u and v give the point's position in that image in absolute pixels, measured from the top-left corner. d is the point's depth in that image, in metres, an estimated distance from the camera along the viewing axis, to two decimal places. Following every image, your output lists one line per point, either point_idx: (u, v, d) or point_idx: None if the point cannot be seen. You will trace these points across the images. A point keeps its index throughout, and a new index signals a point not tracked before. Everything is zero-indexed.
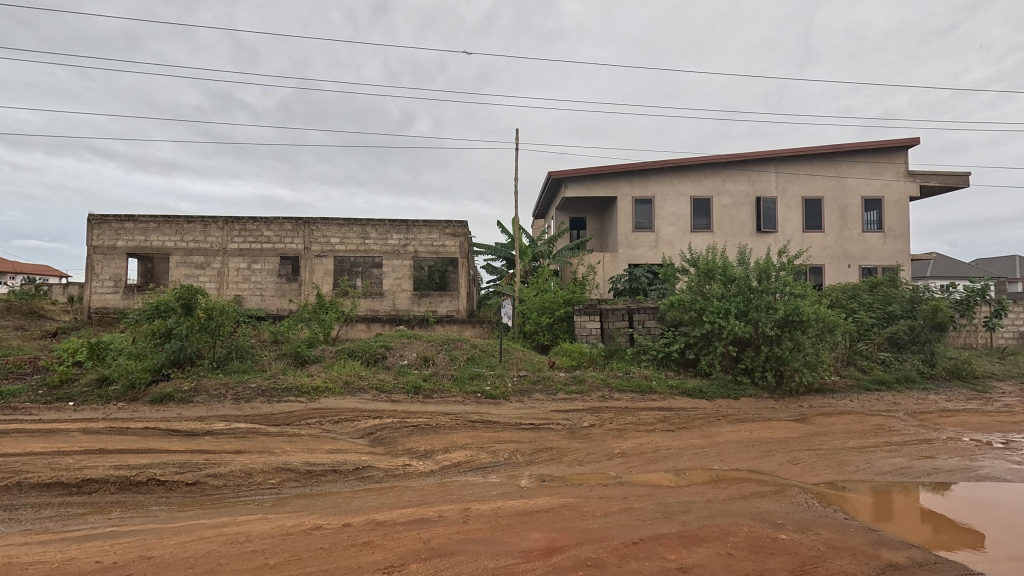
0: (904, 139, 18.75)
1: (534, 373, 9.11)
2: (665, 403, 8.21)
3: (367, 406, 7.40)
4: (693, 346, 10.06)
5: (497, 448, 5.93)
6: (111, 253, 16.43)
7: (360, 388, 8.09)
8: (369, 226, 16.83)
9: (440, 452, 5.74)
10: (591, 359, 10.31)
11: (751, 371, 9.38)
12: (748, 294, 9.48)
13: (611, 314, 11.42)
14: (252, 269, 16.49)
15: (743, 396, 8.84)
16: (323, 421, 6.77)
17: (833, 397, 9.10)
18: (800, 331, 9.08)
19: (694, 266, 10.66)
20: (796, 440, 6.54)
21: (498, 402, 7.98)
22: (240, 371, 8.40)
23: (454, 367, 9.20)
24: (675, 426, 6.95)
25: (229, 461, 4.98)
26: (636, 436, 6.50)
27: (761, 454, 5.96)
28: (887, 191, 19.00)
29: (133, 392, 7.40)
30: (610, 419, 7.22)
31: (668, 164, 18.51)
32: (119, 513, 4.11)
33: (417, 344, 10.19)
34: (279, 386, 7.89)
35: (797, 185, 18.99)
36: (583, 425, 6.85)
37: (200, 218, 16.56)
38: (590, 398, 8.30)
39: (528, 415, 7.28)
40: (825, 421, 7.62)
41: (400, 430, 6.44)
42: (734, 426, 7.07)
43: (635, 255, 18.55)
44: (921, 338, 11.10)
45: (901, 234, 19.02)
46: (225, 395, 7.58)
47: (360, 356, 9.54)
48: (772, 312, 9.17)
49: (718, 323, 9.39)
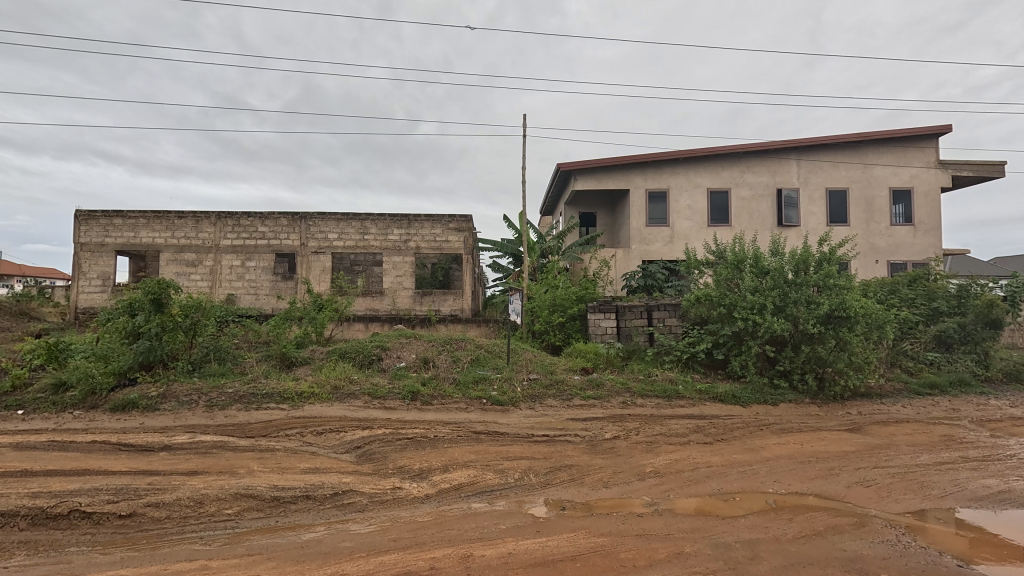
0: (934, 126, 17.67)
1: (546, 377, 8.14)
2: (695, 409, 7.24)
3: (357, 415, 6.49)
4: (722, 347, 9.07)
5: (506, 466, 4.98)
6: (98, 250, 15.67)
7: (350, 394, 7.16)
8: (369, 221, 15.96)
9: (437, 472, 4.80)
10: (608, 361, 9.35)
11: (788, 374, 8.40)
12: (785, 288, 8.48)
13: (627, 312, 10.46)
14: (245, 267, 15.66)
15: (782, 402, 7.84)
16: (305, 433, 5.87)
17: (882, 403, 8.09)
18: (846, 328, 8.08)
19: (721, 257, 9.66)
20: (857, 455, 5.55)
21: (506, 409, 7.03)
22: (217, 375, 7.50)
23: (457, 370, 8.27)
24: (712, 438, 5.97)
25: (179, 486, 4.08)
26: (669, 450, 5.56)
27: (822, 473, 4.98)
28: (916, 181, 17.91)
29: (93, 399, 6.55)
30: (636, 429, 6.26)
31: (683, 154, 17.53)
32: (23, 558, 3.24)
33: (416, 345, 9.27)
34: (259, 391, 7.00)
35: (821, 176, 17.94)
36: (606, 437, 5.89)
37: (192, 213, 15.76)
38: (611, 404, 7.34)
39: (540, 424, 6.34)
40: (883, 431, 6.62)
41: (392, 444, 5.51)
42: (780, 438, 6.06)
43: (649, 251, 17.59)
44: (974, 337, 10.01)
45: (932, 228, 17.91)
46: (196, 401, 6.70)
47: (352, 357, 8.63)
48: (814, 307, 8.15)
49: (752, 319, 8.39)
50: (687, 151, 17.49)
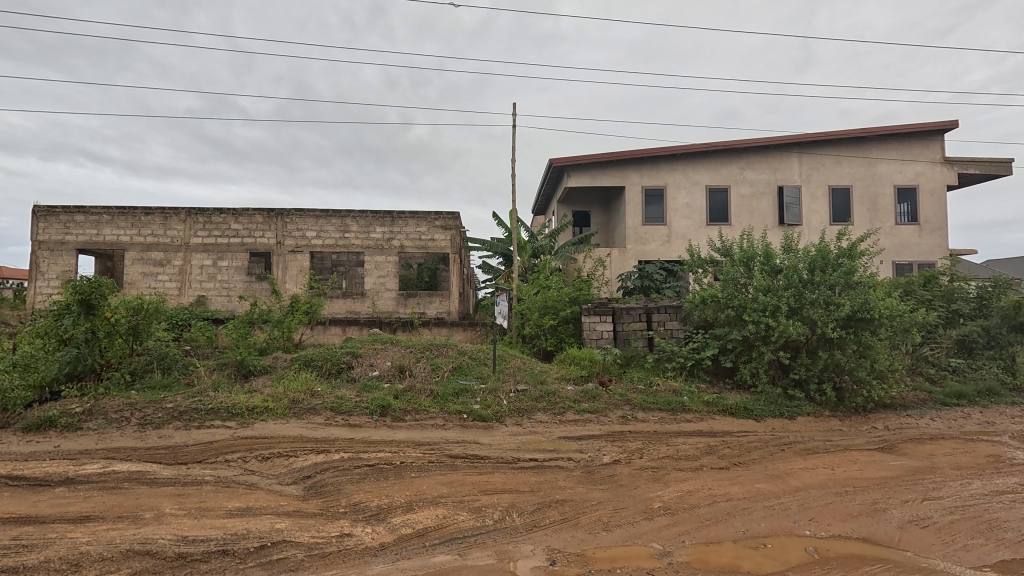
0: (940, 122, 17.02)
1: (536, 389, 7.23)
2: (705, 426, 6.38)
3: (314, 435, 5.57)
4: (730, 353, 8.22)
5: (483, 504, 4.07)
6: (58, 248, 14.62)
7: (310, 409, 6.23)
8: (350, 218, 15.02)
9: (399, 512, 3.89)
10: (605, 369, 8.47)
11: (803, 384, 7.58)
12: (800, 288, 7.64)
13: (625, 315, 9.61)
14: (217, 266, 14.67)
15: (799, 415, 6.99)
16: (248, 459, 4.97)
17: (908, 416, 7.28)
18: (869, 332, 7.25)
19: (726, 255, 8.83)
20: (900, 483, 4.70)
21: (490, 426, 6.12)
22: (158, 387, 6.55)
23: (436, 380, 7.35)
24: (728, 462, 5.11)
25: (53, 542, 3.17)
26: (679, 478, 4.68)
27: (868, 509, 4.12)
28: (921, 179, 17.25)
29: (4, 417, 5.60)
30: (639, 451, 5.39)
31: (681, 149, 16.74)
32: None
33: (392, 351, 8.35)
34: (203, 406, 6.05)
35: (823, 173, 17.23)
36: (604, 462, 5.01)
37: (160, 210, 14.74)
38: (609, 419, 6.47)
39: (528, 445, 5.46)
40: (920, 450, 5.79)
41: (349, 473, 4.59)
42: (808, 462, 5.19)
43: (646, 251, 16.82)
44: (1000, 342, 9.22)
45: (938, 227, 17.23)
46: (128, 418, 5.76)
47: (319, 366, 7.68)
48: (833, 308, 7.33)
49: (764, 323, 7.56)
50: (685, 147, 16.71)
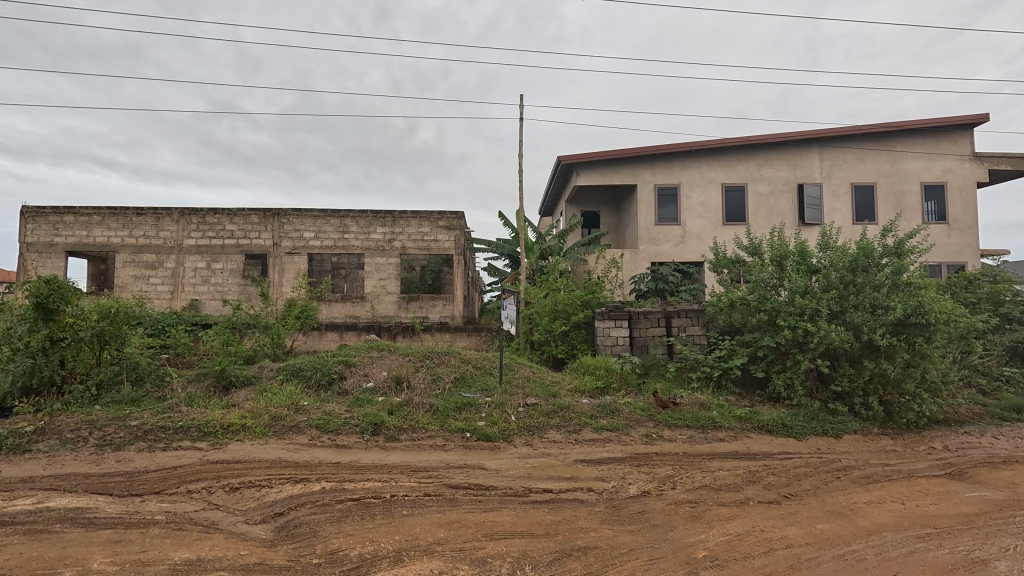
0: (968, 116, 16.18)
1: (548, 402, 6.47)
2: (741, 447, 5.61)
3: (295, 459, 4.84)
4: (761, 362, 7.43)
5: (488, 553, 3.32)
6: (46, 250, 14.04)
7: (293, 427, 5.50)
8: (349, 218, 14.35)
9: (382, 565, 3.14)
10: (622, 380, 7.69)
11: (845, 397, 6.79)
12: (842, 289, 6.84)
13: (642, 319, 8.85)
14: (211, 269, 14.04)
15: (845, 433, 6.18)
16: (215, 489, 4.24)
17: (967, 434, 6.45)
18: (923, 339, 6.43)
19: (755, 254, 8.04)
20: (991, 524, 3.90)
21: (497, 447, 5.36)
22: (125, 402, 5.85)
23: (436, 393, 6.59)
24: (778, 494, 4.33)
25: None
26: (723, 516, 3.90)
27: (964, 562, 3.32)
28: (950, 176, 16.36)
29: None
30: (671, 479, 4.61)
31: (696, 146, 15.96)
32: None
33: (389, 360, 7.61)
34: (171, 425, 5.34)
35: (845, 170, 16.40)
36: (631, 495, 4.24)
37: (152, 210, 14.13)
38: (631, 438, 5.70)
39: (542, 472, 4.71)
40: (996, 478, 4.99)
41: (328, 511, 3.84)
42: (871, 494, 4.41)
43: (659, 252, 16.05)
44: None
45: (968, 227, 16.33)
46: (85, 439, 5.06)
47: (308, 376, 6.97)
48: (881, 312, 6.53)
49: (801, 328, 6.75)
50: (700, 143, 15.92)
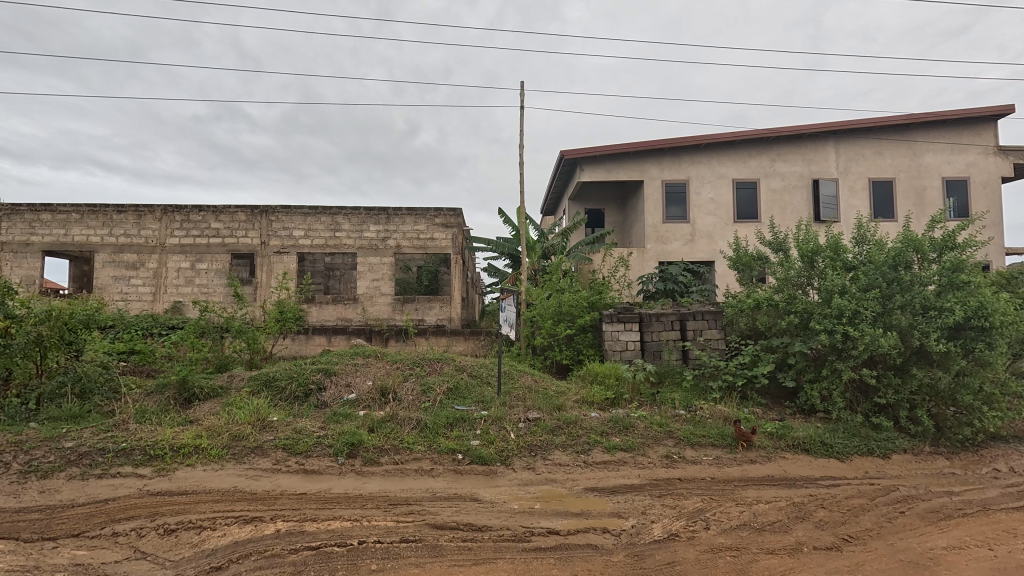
0: (992, 108, 15.36)
1: (552, 417, 5.66)
2: (779, 471, 4.80)
3: (251, 490, 4.04)
4: (791, 370, 6.65)
5: None
6: (22, 249, 13.32)
7: (255, 449, 4.72)
8: (341, 216, 13.58)
9: None
10: (634, 390, 6.89)
11: (889, 411, 5.99)
12: (885, 288, 6.05)
13: (654, 321, 8.05)
14: (195, 269, 13.29)
15: (894, 453, 5.38)
16: (146, 534, 3.45)
17: None
18: (983, 344, 5.62)
19: (781, 250, 7.24)
20: None
21: (492, 473, 4.57)
22: (64, 419, 5.09)
23: (425, 406, 5.80)
24: (835, 538, 3.54)
25: None
26: (774, 571, 3.11)
27: None
28: (973, 170, 15.53)
29: None
30: (703, 516, 3.81)
31: (706, 140, 15.17)
32: None
33: (374, 368, 6.81)
34: (113, 446, 4.57)
35: (863, 164, 15.59)
36: (657, 539, 3.45)
37: (133, 207, 13.40)
38: (649, 461, 4.90)
39: (547, 507, 3.90)
40: None
41: (275, 567, 3.04)
42: (949, 536, 3.61)
43: (667, 251, 15.26)
44: None
45: (993, 224, 15.46)
46: (7, 465, 4.31)
47: (282, 387, 6.19)
48: (932, 314, 5.74)
49: (840, 331, 5.96)
50: (710, 136, 15.13)
